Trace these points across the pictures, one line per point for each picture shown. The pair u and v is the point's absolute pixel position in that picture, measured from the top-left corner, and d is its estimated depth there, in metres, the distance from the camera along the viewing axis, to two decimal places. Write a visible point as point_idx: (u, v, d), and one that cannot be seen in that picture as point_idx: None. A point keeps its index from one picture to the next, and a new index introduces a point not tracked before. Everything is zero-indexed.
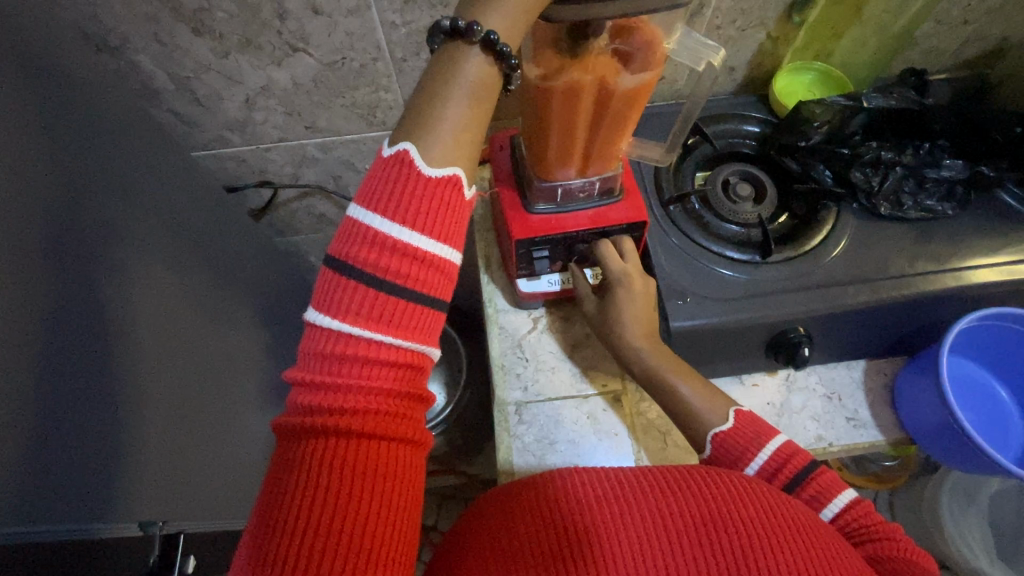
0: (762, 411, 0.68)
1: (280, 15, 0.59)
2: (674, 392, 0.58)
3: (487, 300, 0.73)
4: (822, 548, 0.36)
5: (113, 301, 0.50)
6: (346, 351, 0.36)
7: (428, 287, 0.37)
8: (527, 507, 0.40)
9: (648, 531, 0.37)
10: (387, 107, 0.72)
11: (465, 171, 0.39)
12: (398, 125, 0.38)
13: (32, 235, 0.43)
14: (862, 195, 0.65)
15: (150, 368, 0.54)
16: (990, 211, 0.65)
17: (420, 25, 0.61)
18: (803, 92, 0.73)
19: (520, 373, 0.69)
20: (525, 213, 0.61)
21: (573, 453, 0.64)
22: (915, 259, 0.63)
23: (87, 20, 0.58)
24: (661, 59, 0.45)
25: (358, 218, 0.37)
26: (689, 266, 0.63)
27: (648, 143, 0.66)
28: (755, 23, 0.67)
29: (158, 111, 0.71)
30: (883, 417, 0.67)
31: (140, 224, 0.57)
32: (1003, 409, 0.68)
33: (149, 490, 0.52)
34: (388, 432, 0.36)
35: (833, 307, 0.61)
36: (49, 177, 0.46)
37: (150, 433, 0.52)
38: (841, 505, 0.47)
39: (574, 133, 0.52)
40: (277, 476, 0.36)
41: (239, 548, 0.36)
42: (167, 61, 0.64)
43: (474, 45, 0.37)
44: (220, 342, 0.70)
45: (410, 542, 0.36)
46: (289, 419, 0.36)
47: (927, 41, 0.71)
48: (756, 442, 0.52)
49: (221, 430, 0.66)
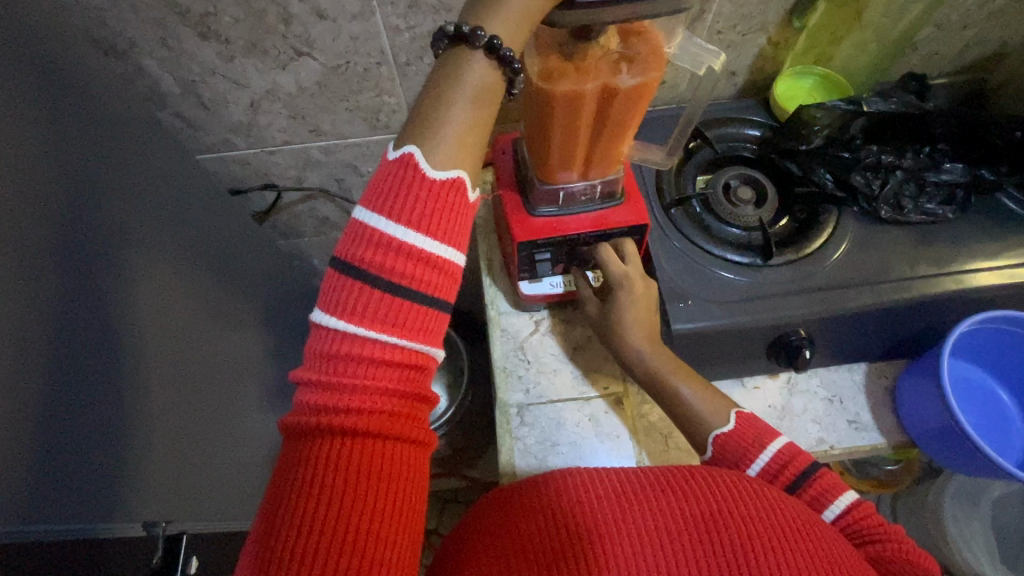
0: (764, 413, 0.68)
1: (285, 19, 0.60)
2: (675, 394, 0.58)
3: (489, 302, 0.73)
4: (824, 550, 0.37)
5: (118, 303, 0.51)
6: (351, 350, 0.36)
7: (433, 288, 0.38)
8: (530, 507, 0.40)
9: (649, 531, 0.37)
10: (390, 111, 0.73)
11: (470, 174, 0.39)
12: (403, 128, 0.39)
13: (39, 236, 0.43)
14: (862, 199, 0.65)
15: (155, 369, 0.54)
16: (989, 214, 0.65)
17: (423, 30, 0.62)
18: (803, 97, 0.73)
19: (521, 376, 0.69)
20: (527, 214, 0.61)
21: (574, 455, 0.65)
22: (916, 262, 0.63)
23: (96, 25, 0.59)
24: (662, 63, 0.46)
25: (364, 220, 0.37)
26: (690, 269, 0.63)
27: (649, 146, 0.66)
28: (756, 27, 0.67)
29: (164, 114, 0.71)
30: (884, 420, 0.68)
31: (145, 226, 0.58)
32: (1004, 413, 0.68)
33: (153, 491, 0.52)
34: (391, 432, 0.36)
35: (834, 309, 0.61)
36: (54, 179, 0.46)
37: (155, 435, 0.53)
38: (842, 507, 0.47)
39: (576, 136, 0.52)
40: (283, 476, 0.36)
41: (245, 547, 0.36)
42: (173, 65, 0.64)
43: (478, 50, 0.38)
44: (224, 343, 0.70)
45: (413, 541, 0.37)
46: (295, 420, 0.37)
47: (928, 46, 0.71)
48: (757, 443, 0.52)
49: (224, 432, 0.67)
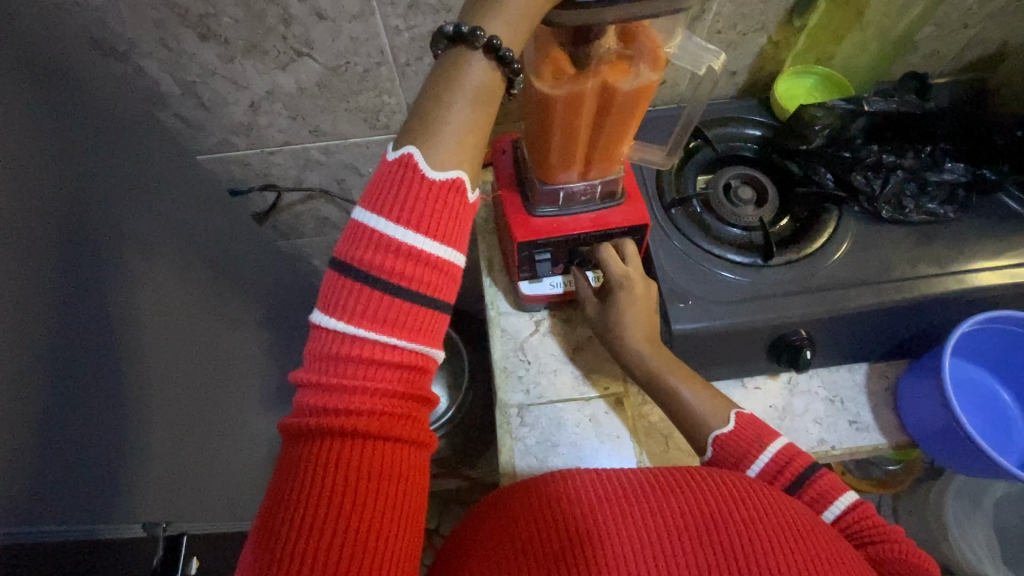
0: (765, 414, 0.68)
1: (285, 20, 0.60)
2: (675, 394, 0.58)
3: (489, 302, 0.73)
4: (823, 550, 0.37)
5: (118, 304, 0.51)
6: (351, 351, 0.36)
7: (434, 289, 0.38)
8: (529, 508, 0.40)
9: (649, 532, 0.37)
10: (390, 111, 0.73)
11: (470, 174, 0.39)
12: (403, 128, 0.39)
13: (39, 238, 0.43)
14: (863, 199, 0.65)
15: (155, 369, 0.54)
16: (990, 214, 0.65)
17: (423, 30, 0.62)
18: (804, 97, 0.73)
19: (522, 376, 0.69)
20: (527, 215, 0.61)
21: (575, 455, 0.65)
22: (917, 262, 0.63)
23: (96, 26, 0.59)
24: (663, 64, 0.46)
25: (363, 221, 0.37)
26: (690, 269, 0.63)
27: (649, 147, 0.67)
28: (757, 27, 0.67)
29: (164, 115, 0.71)
30: (885, 421, 0.67)
31: (145, 226, 0.58)
32: (1005, 412, 0.68)
33: (152, 491, 0.52)
34: (391, 433, 0.36)
35: (834, 309, 0.61)
36: (54, 180, 0.46)
37: (154, 436, 0.53)
38: (842, 507, 0.47)
39: (576, 136, 0.52)
40: (282, 477, 0.36)
41: (245, 549, 0.36)
42: (173, 65, 0.64)
43: (478, 50, 0.38)
44: (224, 343, 0.70)
45: (413, 542, 0.37)
46: (295, 421, 0.37)
47: (929, 45, 0.71)
48: (757, 444, 0.52)
49: (224, 433, 0.67)
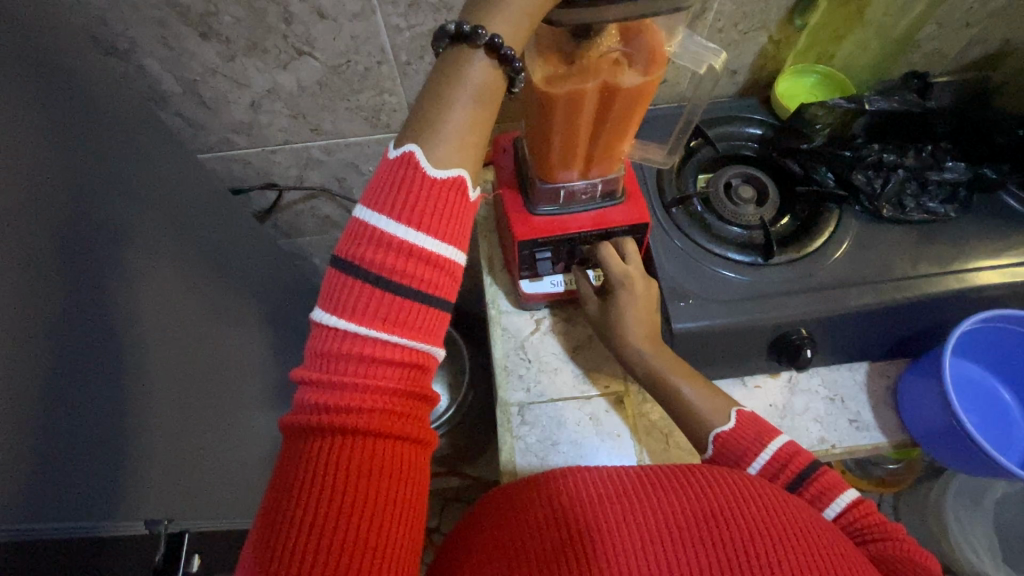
0: (765, 412, 0.68)
1: (286, 19, 0.60)
2: (676, 392, 0.58)
3: (490, 301, 0.73)
4: (824, 547, 0.37)
5: (121, 303, 0.51)
6: (352, 350, 0.36)
7: (434, 287, 0.38)
8: (529, 507, 0.40)
9: (649, 531, 0.37)
10: (391, 110, 0.73)
11: (471, 173, 0.39)
12: (404, 127, 0.39)
13: (39, 237, 0.43)
14: (864, 197, 0.65)
15: (156, 368, 0.54)
16: (991, 212, 0.65)
17: (424, 29, 0.62)
18: (804, 95, 0.73)
19: (522, 375, 0.69)
20: (528, 213, 0.61)
21: (575, 453, 0.65)
22: (917, 260, 0.63)
23: (97, 25, 0.59)
24: (662, 62, 0.46)
25: (365, 219, 0.37)
26: (692, 268, 0.63)
27: (652, 146, 0.67)
28: (757, 26, 0.67)
29: (166, 114, 0.71)
30: (884, 419, 0.68)
31: (146, 225, 0.58)
32: (1005, 410, 0.68)
33: (155, 489, 0.52)
34: (392, 432, 0.36)
35: (835, 308, 0.61)
36: (55, 180, 0.46)
37: (155, 434, 0.53)
38: (843, 504, 0.47)
39: (577, 135, 0.52)
40: (283, 475, 0.36)
41: (245, 548, 0.36)
42: (174, 64, 0.64)
43: (479, 49, 0.38)
44: (226, 341, 0.70)
45: (413, 541, 0.37)
46: (296, 419, 0.37)
47: (930, 44, 0.71)
48: (758, 442, 0.52)
49: (226, 430, 0.67)
